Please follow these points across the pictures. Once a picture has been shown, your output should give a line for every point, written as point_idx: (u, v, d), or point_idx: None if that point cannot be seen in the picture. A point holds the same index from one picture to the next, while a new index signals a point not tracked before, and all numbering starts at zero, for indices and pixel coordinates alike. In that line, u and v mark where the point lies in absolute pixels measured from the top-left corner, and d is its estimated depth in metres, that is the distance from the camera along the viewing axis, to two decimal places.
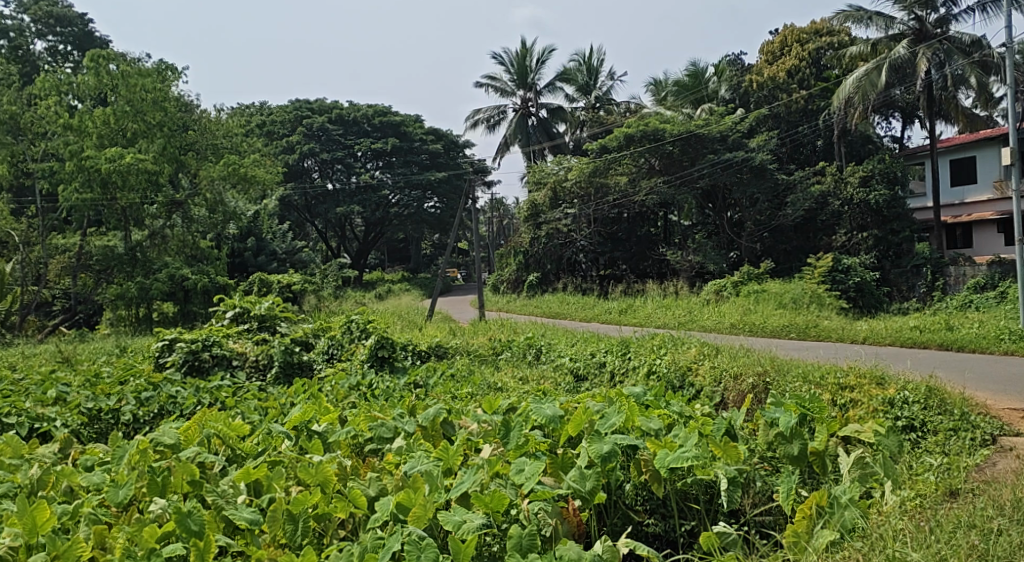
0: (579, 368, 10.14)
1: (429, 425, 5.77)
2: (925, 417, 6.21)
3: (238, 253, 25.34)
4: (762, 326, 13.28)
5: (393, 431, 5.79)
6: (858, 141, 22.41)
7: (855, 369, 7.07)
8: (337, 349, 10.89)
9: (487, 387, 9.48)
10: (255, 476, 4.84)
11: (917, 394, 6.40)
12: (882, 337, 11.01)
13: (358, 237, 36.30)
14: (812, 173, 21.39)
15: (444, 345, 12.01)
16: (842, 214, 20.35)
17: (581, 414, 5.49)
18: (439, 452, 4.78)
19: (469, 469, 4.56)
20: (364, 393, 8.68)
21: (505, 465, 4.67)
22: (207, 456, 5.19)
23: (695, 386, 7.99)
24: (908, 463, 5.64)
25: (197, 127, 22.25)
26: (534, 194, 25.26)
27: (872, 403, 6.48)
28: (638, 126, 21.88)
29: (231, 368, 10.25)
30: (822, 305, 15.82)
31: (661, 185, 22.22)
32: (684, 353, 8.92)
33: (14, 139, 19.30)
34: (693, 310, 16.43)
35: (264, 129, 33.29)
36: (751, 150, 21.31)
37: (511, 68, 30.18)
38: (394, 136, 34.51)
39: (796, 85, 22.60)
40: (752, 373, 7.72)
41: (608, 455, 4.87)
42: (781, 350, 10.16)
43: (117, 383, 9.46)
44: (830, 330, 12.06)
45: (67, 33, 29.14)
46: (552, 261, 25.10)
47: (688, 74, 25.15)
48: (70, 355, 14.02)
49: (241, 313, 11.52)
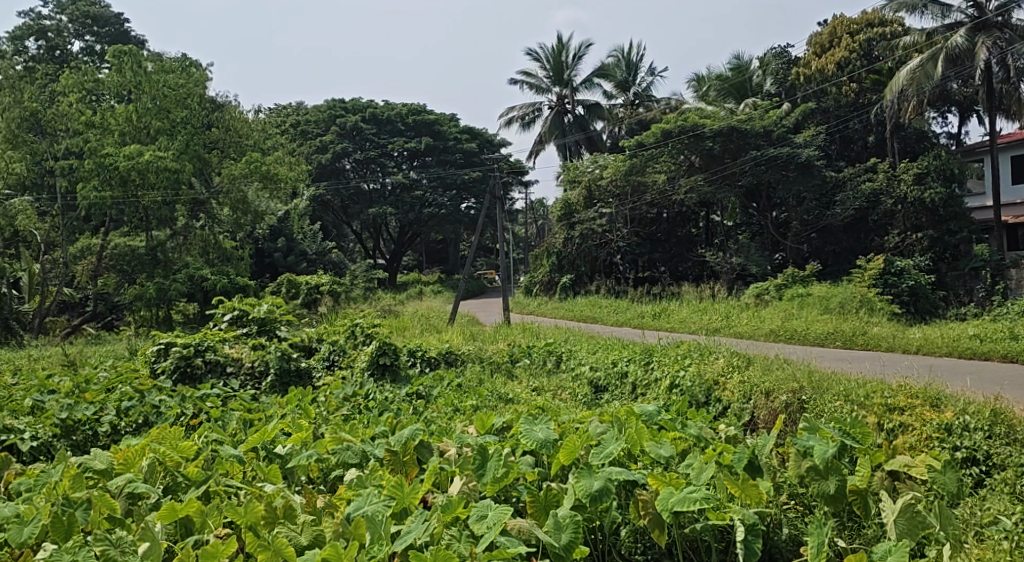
0: (599, 378, 9.32)
1: (400, 449, 4.97)
2: (989, 448, 5.23)
3: (268, 254, 25.10)
4: (804, 332, 12.27)
5: (359, 456, 5.01)
6: (912, 137, 21.13)
7: (906, 387, 6.08)
8: (338, 356, 10.16)
9: (495, 399, 8.74)
10: (182, 514, 4.12)
11: (982, 421, 5.39)
12: (938, 346, 9.96)
13: (392, 237, 35.87)
14: (864, 170, 20.15)
15: (456, 352, 11.17)
16: (895, 214, 19.05)
17: (574, 440, 4.68)
18: (391, 489, 3.96)
19: (423, 515, 3.77)
20: (358, 405, 8.07)
21: (469, 508, 3.86)
22: (137, 487, 4.46)
23: (721, 402, 7.15)
24: (967, 509, 4.74)
25: (221, 125, 21.87)
26: (568, 193, 24.67)
27: (925, 429, 5.50)
28: (676, 121, 20.90)
29: (225, 376, 9.53)
30: (872, 310, 14.72)
31: (700, 183, 21.26)
32: (712, 364, 8.02)
33: (38, 137, 18.81)
34: (731, 315, 15.45)
35: (298, 129, 32.94)
36: (797, 145, 20.01)
37: (547, 64, 29.48)
38: (428, 135, 33.80)
39: (845, 77, 21.22)
40: (786, 389, 6.76)
41: (597, 495, 4.11)
42: (820, 362, 9.16)
43: (102, 391, 8.83)
44: (879, 337, 11.03)
45: (104, 33, 29.13)
46: (586, 263, 24.28)
47: (731, 68, 24.21)
48: (77, 357, 13.48)
49: (239, 316, 10.73)
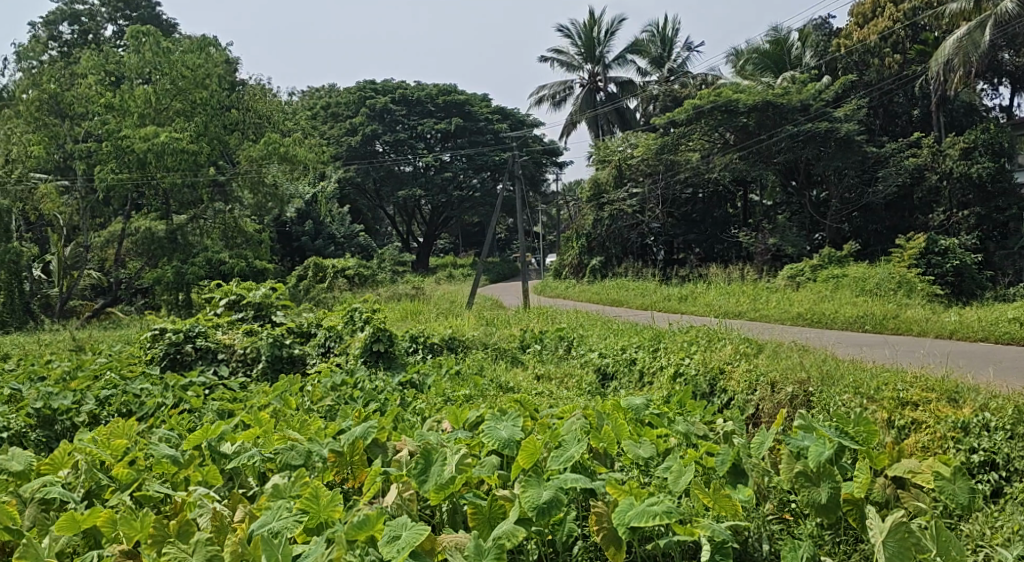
0: (607, 365, 8.81)
1: (348, 449, 4.48)
2: (1011, 449, 4.59)
3: (296, 238, 24.94)
4: (832, 316, 11.55)
5: (304, 456, 4.52)
6: (959, 110, 20.12)
7: (923, 380, 5.45)
8: (334, 342, 9.71)
9: (493, 389, 8.33)
10: (87, 526, 3.74)
11: (1003, 419, 4.75)
12: (974, 331, 9.25)
13: (425, 219, 35.56)
14: (906, 145, 19.15)
15: (460, 337, 10.69)
16: (941, 190, 18.07)
17: (533, 441, 4.21)
18: (304, 500, 3.60)
19: (327, 537, 3.44)
20: (344, 395, 7.63)
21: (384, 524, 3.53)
22: (48, 491, 4.06)
23: (726, 394, 6.59)
24: (979, 525, 4.16)
25: (242, 106, 21.61)
26: (598, 172, 24.02)
27: (938, 428, 4.89)
28: (709, 97, 19.99)
29: (216, 363, 9.16)
30: (911, 292, 13.88)
31: (735, 160, 20.44)
32: (719, 352, 7.48)
33: (59, 120, 18.35)
34: (760, 298, 14.73)
35: (328, 111, 32.67)
36: (837, 119, 18.99)
37: (578, 40, 28.80)
38: (458, 115, 33.20)
39: (888, 48, 20.18)
40: (792, 380, 6.17)
41: (545, 506, 3.61)
42: (839, 347, 8.51)
43: (88, 378, 8.52)
44: (912, 320, 10.31)
45: (135, 17, 29.17)
46: (616, 244, 23.64)
47: (769, 41, 22.85)
48: (86, 341, 13.26)
49: (235, 301, 10.36)
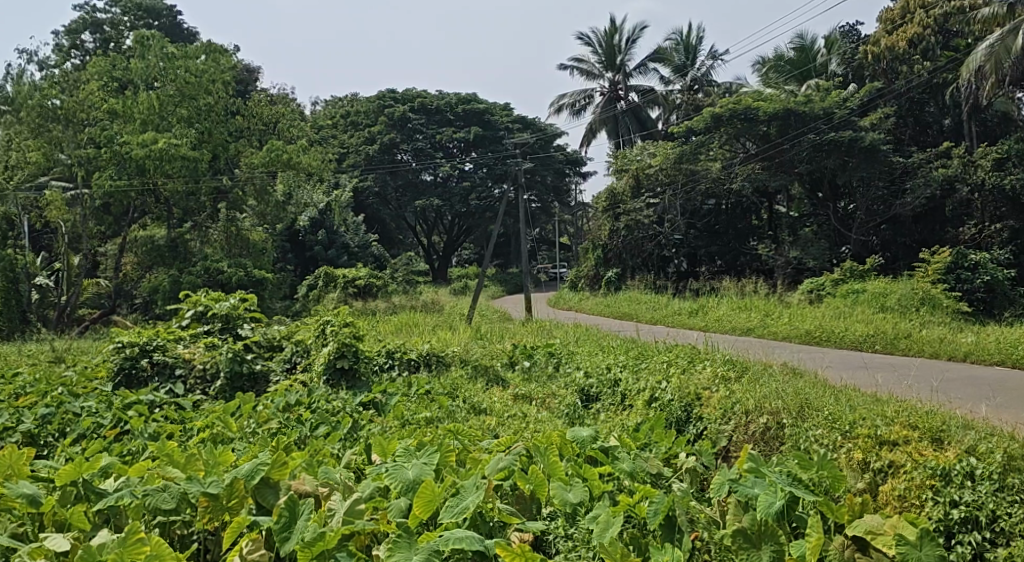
0: (589, 387, 8.07)
1: (227, 491, 4.06)
2: (995, 506, 4.11)
3: (308, 247, 24.43)
4: (843, 334, 10.77)
5: (177, 500, 4.01)
6: (994, 120, 19.26)
7: (907, 417, 4.90)
8: (301, 357, 9.29)
9: (461, 411, 7.71)
10: None
11: (990, 467, 4.27)
12: (991, 354, 8.49)
13: (445, 229, 35.12)
14: (935, 155, 18.18)
15: (443, 353, 10.11)
16: (972, 203, 17.12)
17: (430, 488, 3.82)
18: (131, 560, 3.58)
19: None
20: (294, 416, 6.99)
21: None
22: None
23: (699, 423, 5.91)
24: None
25: (246, 114, 21.25)
26: (615, 182, 23.22)
27: (915, 474, 4.41)
28: (728, 104, 19.33)
29: (173, 379, 8.64)
30: (934, 309, 13.03)
31: (757, 170, 19.60)
32: (697, 376, 6.78)
33: (60, 125, 17.75)
34: (772, 314, 13.92)
35: (348, 120, 32.32)
36: (861, 128, 18.09)
37: (599, 48, 28.19)
38: (478, 124, 32.61)
39: (919, 55, 19.03)
40: (766, 410, 5.50)
41: None
42: (833, 370, 7.79)
43: (36, 393, 8.00)
44: (926, 340, 9.56)
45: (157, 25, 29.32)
46: (633, 256, 22.99)
47: (794, 48, 22.05)
48: (66, 353, 12.81)
49: (203, 312, 9.90)
